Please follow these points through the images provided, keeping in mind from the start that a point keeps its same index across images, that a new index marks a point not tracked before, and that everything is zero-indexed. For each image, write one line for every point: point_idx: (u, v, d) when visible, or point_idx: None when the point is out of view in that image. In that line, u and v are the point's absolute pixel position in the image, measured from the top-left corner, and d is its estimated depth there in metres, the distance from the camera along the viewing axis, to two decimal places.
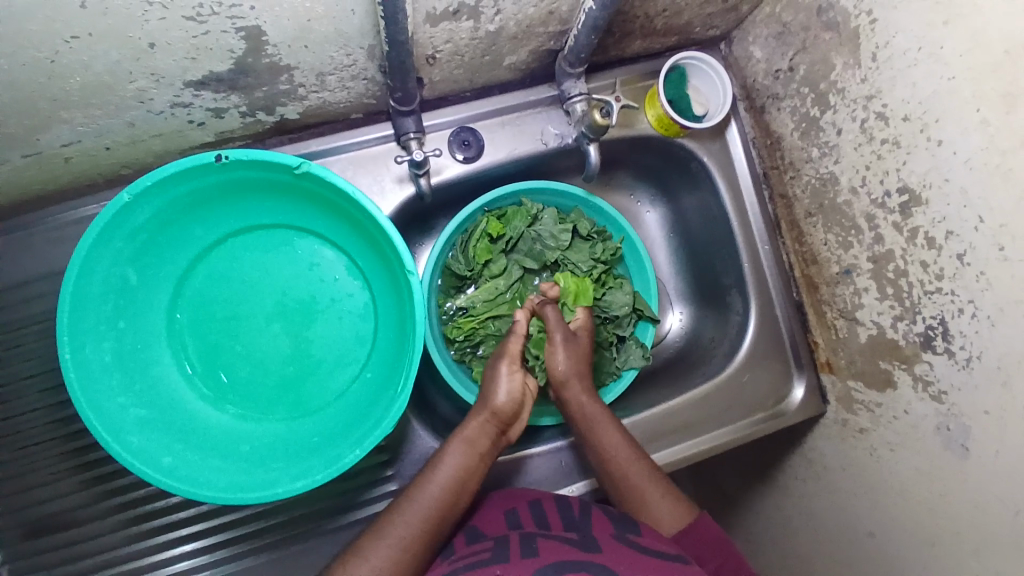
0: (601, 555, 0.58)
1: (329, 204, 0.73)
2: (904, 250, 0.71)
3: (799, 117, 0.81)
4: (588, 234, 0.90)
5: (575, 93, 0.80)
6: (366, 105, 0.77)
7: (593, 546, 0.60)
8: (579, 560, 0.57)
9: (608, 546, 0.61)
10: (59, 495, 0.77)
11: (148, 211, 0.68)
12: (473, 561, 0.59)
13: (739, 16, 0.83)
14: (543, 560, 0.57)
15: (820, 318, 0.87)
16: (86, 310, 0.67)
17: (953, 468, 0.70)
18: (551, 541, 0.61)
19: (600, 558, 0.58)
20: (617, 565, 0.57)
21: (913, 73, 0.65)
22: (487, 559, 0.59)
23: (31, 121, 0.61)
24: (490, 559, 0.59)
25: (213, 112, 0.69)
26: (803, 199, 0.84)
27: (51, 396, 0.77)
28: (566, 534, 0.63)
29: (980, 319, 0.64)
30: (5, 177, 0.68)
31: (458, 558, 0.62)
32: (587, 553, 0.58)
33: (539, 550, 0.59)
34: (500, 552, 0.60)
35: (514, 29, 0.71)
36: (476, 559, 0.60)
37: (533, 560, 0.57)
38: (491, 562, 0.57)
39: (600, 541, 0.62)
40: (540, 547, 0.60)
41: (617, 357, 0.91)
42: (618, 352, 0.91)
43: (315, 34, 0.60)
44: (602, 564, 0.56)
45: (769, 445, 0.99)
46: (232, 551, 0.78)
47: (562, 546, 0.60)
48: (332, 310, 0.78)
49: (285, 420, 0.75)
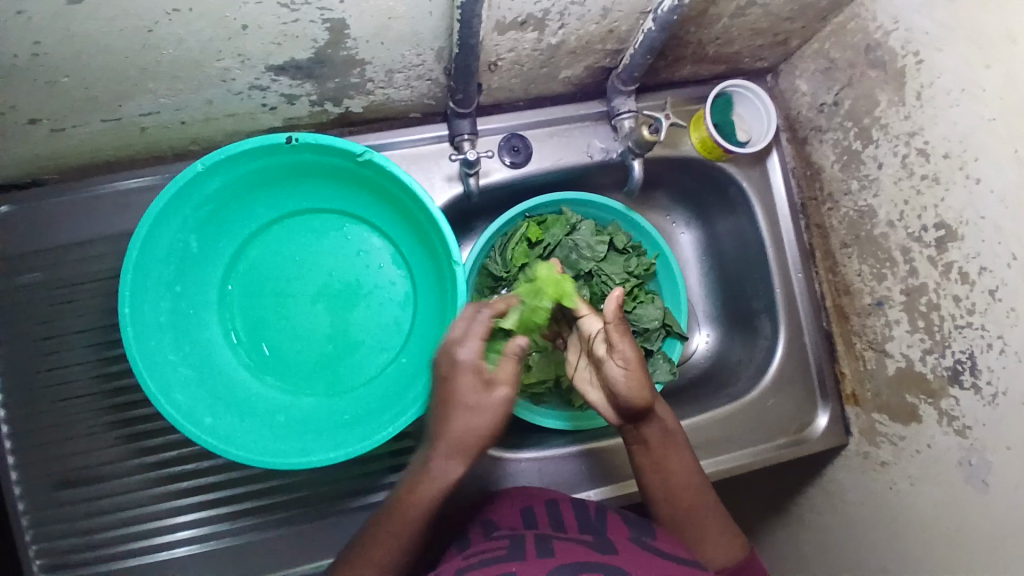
0: (617, 558, 0.59)
1: (384, 192, 0.77)
2: (937, 284, 0.72)
3: (841, 149, 0.83)
4: (624, 247, 0.93)
5: (624, 110, 0.84)
6: (426, 105, 0.81)
7: (609, 548, 0.61)
8: (597, 562, 0.57)
9: (623, 547, 0.62)
10: (95, 448, 0.80)
11: (217, 183, 0.72)
12: (490, 557, 0.60)
13: (787, 50, 0.87)
14: (560, 560, 0.57)
15: (848, 348, 0.88)
16: (148, 269, 0.71)
17: (973, 505, 0.70)
18: (567, 543, 0.62)
19: (617, 559, 0.59)
20: (633, 567, 0.58)
21: (955, 112, 0.68)
22: (504, 556, 0.59)
23: (121, 88, 0.65)
24: (506, 557, 0.59)
25: (285, 97, 0.73)
26: (840, 229, 0.86)
27: (99, 351, 0.80)
28: (581, 536, 0.64)
29: (1009, 355, 0.65)
30: (84, 139, 0.73)
31: (474, 553, 0.62)
32: (603, 555, 0.59)
33: (555, 551, 0.60)
34: (516, 550, 0.60)
35: (574, 43, 0.75)
36: (493, 556, 0.60)
37: (550, 560, 0.57)
38: (508, 560, 0.58)
39: (615, 544, 0.63)
40: (556, 548, 0.60)
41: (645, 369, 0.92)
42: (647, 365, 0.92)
43: (392, 31, 0.65)
44: (619, 566, 0.57)
45: (787, 474, 0.99)
46: (252, 521, 0.80)
47: (579, 548, 0.61)
48: (374, 296, 0.81)
49: (319, 396, 0.78)
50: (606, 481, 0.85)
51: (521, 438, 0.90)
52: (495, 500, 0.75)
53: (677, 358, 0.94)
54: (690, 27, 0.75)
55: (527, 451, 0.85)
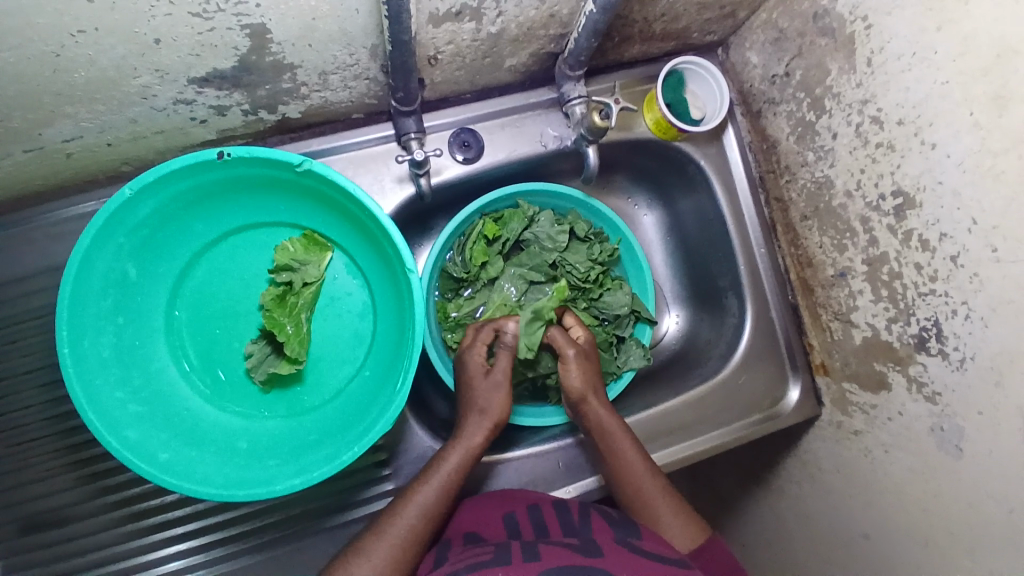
0: (605, 560, 0.57)
1: (330, 201, 0.74)
2: (898, 253, 0.72)
3: (795, 121, 0.82)
4: (586, 235, 0.91)
5: (574, 96, 0.81)
6: (368, 105, 0.78)
7: (595, 551, 0.59)
8: (585, 564, 0.55)
9: (610, 551, 0.60)
10: (54, 491, 0.76)
11: (150, 207, 0.68)
12: (474, 563, 0.58)
13: (735, 22, 0.85)
14: (546, 563, 0.55)
15: (815, 320, 0.88)
16: (86, 303, 0.66)
17: (947, 468, 0.71)
18: (553, 547, 0.60)
19: (603, 562, 0.57)
20: (619, 569, 0.56)
21: (906, 78, 0.67)
22: (489, 560, 0.57)
23: (35, 115, 0.61)
24: (492, 561, 0.57)
25: (215, 109, 0.69)
26: (799, 202, 0.85)
27: (49, 391, 0.76)
28: (567, 540, 0.62)
29: (973, 320, 0.65)
30: (9, 172, 0.68)
31: (457, 560, 0.60)
32: (590, 558, 0.57)
33: (541, 554, 0.58)
34: (502, 554, 0.58)
35: (515, 31, 0.71)
36: (478, 561, 0.58)
37: (535, 564, 0.55)
38: (493, 563, 0.56)
39: (602, 547, 0.61)
40: (542, 552, 0.58)
41: (617, 357, 0.91)
42: (619, 352, 0.92)
43: (320, 32, 0.61)
44: (606, 568, 0.55)
45: (764, 447, 1.00)
46: (228, 549, 0.77)
47: (565, 552, 0.58)
48: (332, 308, 0.79)
49: (281, 417, 0.76)
50: (584, 475, 0.83)
51: (497, 439, 0.88)
52: (479, 503, 0.73)
53: (649, 342, 0.93)
54: (633, 5, 0.73)
55: (502, 452, 0.83)
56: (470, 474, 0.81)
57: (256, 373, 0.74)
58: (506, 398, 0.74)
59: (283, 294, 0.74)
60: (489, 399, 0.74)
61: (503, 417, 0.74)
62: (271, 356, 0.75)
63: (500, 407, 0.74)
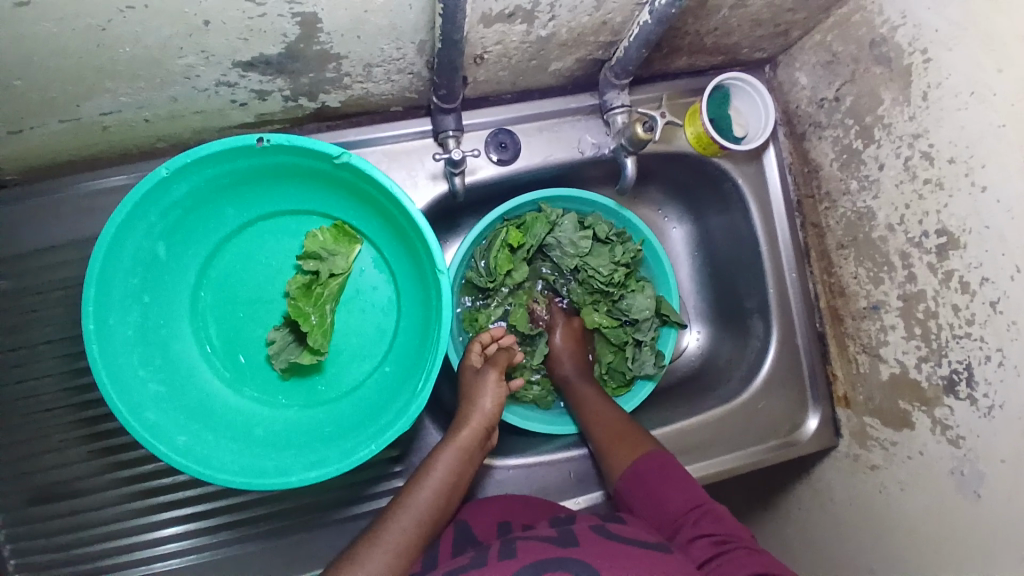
0: (578, 550, 0.56)
1: (364, 194, 0.73)
2: (935, 292, 0.70)
3: (841, 147, 0.80)
4: (607, 237, 0.89)
5: (617, 105, 0.80)
6: (408, 99, 0.76)
7: (571, 541, 0.58)
8: (558, 558, 0.54)
9: (587, 540, 0.59)
10: (67, 462, 0.76)
11: (184, 188, 0.67)
12: (455, 568, 0.57)
13: (788, 41, 0.83)
14: (522, 562, 0.54)
15: (842, 350, 0.87)
16: (114, 281, 0.66)
17: (963, 514, 0.70)
18: (531, 541, 0.59)
19: (577, 552, 0.55)
20: (592, 559, 0.54)
21: (962, 116, 0.65)
22: (468, 564, 0.56)
23: (75, 88, 0.60)
24: (470, 565, 0.56)
25: (256, 93, 0.68)
26: (837, 230, 0.84)
27: (68, 362, 0.76)
28: (545, 533, 0.61)
29: (1007, 368, 0.64)
30: (45, 141, 0.68)
31: (441, 567, 0.59)
32: (564, 550, 0.56)
33: (518, 551, 0.56)
34: (480, 556, 0.57)
35: (565, 36, 0.70)
36: (458, 565, 0.57)
37: (512, 562, 0.54)
38: (470, 568, 0.55)
39: (578, 536, 0.59)
40: (519, 548, 0.57)
41: (632, 363, 0.91)
42: (635, 357, 0.91)
43: (369, 25, 0.60)
44: (580, 559, 0.54)
45: (775, 472, 0.99)
46: (235, 534, 0.77)
47: (542, 546, 0.57)
48: (357, 301, 0.79)
49: (299, 407, 0.76)
50: (595, 487, 0.83)
51: (510, 443, 0.88)
52: (482, 508, 0.73)
53: (671, 351, 0.93)
54: (687, 18, 0.71)
55: (514, 457, 0.83)
56: (480, 478, 0.81)
57: (277, 361, 0.74)
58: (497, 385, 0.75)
59: (310, 284, 0.74)
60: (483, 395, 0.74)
61: (496, 409, 0.73)
62: (292, 345, 0.74)
63: (493, 397, 0.74)
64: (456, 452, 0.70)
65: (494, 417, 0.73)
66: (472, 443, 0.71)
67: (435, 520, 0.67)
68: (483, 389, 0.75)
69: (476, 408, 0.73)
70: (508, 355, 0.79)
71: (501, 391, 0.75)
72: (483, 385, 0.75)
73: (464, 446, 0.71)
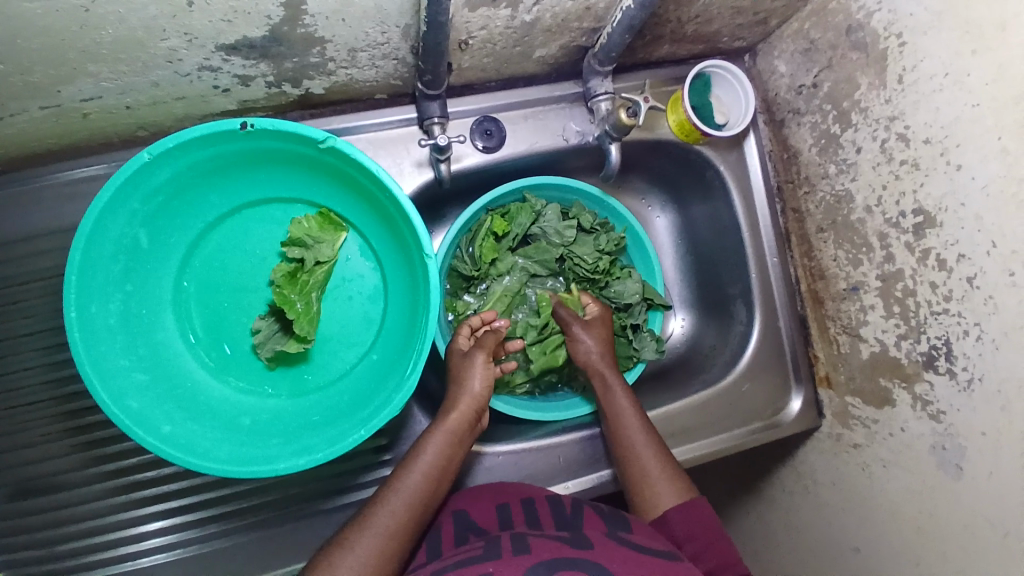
0: (594, 552, 0.56)
1: (350, 180, 0.73)
2: (914, 271, 0.72)
3: (819, 133, 0.82)
4: (592, 227, 0.90)
5: (601, 92, 0.80)
6: (393, 86, 0.76)
7: (585, 543, 0.58)
8: (573, 557, 0.54)
9: (600, 543, 0.59)
10: (48, 457, 0.75)
11: (168, 174, 0.66)
12: (464, 559, 0.56)
13: (766, 30, 0.85)
14: (538, 558, 0.54)
15: (822, 332, 0.88)
16: (96, 268, 0.65)
17: (945, 488, 0.72)
18: (544, 540, 0.59)
19: (592, 554, 0.55)
20: (610, 563, 0.54)
21: (937, 98, 0.67)
22: (478, 556, 0.56)
23: (56, 72, 0.59)
24: (480, 556, 0.56)
25: (240, 79, 0.68)
26: (816, 214, 0.85)
27: (49, 355, 0.75)
28: (557, 533, 0.60)
29: (985, 342, 0.66)
30: (22, 128, 0.66)
31: (447, 557, 0.59)
32: (578, 550, 0.56)
33: (532, 548, 0.56)
34: (492, 549, 0.57)
35: (550, 21, 0.71)
36: (467, 556, 0.57)
37: (526, 558, 0.54)
38: (482, 559, 0.55)
39: (591, 539, 0.59)
40: (532, 545, 0.57)
41: (632, 340, 0.92)
42: (633, 337, 0.92)
43: (355, 8, 0.60)
44: (596, 562, 0.54)
45: (760, 455, 1.00)
46: (222, 527, 0.76)
47: (555, 544, 0.57)
48: (343, 289, 0.78)
49: (285, 396, 0.75)
50: (584, 471, 0.84)
51: (499, 431, 0.88)
52: (476, 495, 0.73)
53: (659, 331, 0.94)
54: (669, 4, 0.72)
55: (503, 444, 0.83)
56: (471, 465, 0.81)
57: (262, 350, 0.73)
58: (485, 366, 0.75)
59: (295, 271, 0.73)
60: (473, 377, 0.75)
61: (484, 392, 0.74)
62: (278, 334, 0.74)
63: (483, 377, 0.75)
64: (445, 436, 0.70)
65: (484, 398, 0.74)
66: (461, 427, 0.71)
67: (428, 507, 0.67)
68: (471, 372, 0.75)
69: (465, 392, 0.73)
70: (496, 336, 0.79)
71: (489, 372, 0.75)
72: (473, 365, 0.75)
73: (453, 431, 0.71)
